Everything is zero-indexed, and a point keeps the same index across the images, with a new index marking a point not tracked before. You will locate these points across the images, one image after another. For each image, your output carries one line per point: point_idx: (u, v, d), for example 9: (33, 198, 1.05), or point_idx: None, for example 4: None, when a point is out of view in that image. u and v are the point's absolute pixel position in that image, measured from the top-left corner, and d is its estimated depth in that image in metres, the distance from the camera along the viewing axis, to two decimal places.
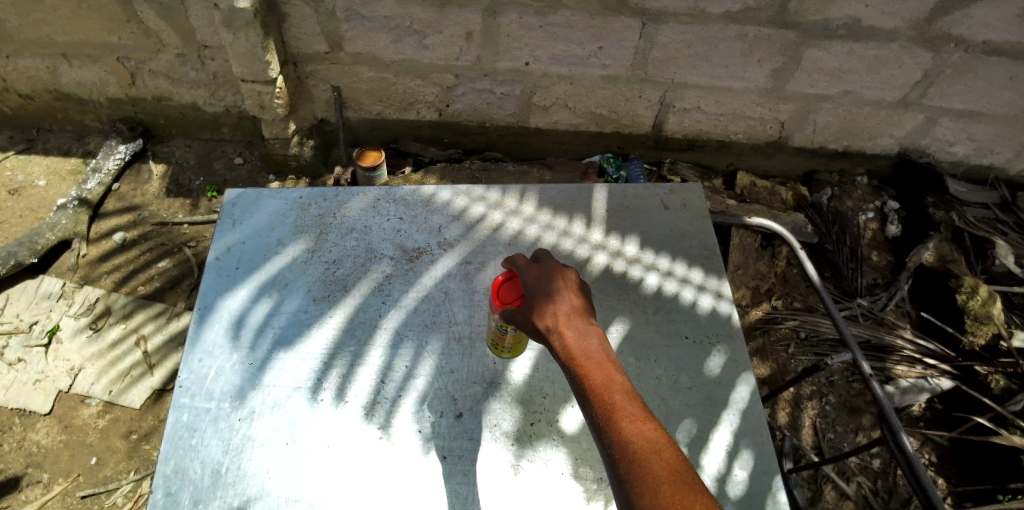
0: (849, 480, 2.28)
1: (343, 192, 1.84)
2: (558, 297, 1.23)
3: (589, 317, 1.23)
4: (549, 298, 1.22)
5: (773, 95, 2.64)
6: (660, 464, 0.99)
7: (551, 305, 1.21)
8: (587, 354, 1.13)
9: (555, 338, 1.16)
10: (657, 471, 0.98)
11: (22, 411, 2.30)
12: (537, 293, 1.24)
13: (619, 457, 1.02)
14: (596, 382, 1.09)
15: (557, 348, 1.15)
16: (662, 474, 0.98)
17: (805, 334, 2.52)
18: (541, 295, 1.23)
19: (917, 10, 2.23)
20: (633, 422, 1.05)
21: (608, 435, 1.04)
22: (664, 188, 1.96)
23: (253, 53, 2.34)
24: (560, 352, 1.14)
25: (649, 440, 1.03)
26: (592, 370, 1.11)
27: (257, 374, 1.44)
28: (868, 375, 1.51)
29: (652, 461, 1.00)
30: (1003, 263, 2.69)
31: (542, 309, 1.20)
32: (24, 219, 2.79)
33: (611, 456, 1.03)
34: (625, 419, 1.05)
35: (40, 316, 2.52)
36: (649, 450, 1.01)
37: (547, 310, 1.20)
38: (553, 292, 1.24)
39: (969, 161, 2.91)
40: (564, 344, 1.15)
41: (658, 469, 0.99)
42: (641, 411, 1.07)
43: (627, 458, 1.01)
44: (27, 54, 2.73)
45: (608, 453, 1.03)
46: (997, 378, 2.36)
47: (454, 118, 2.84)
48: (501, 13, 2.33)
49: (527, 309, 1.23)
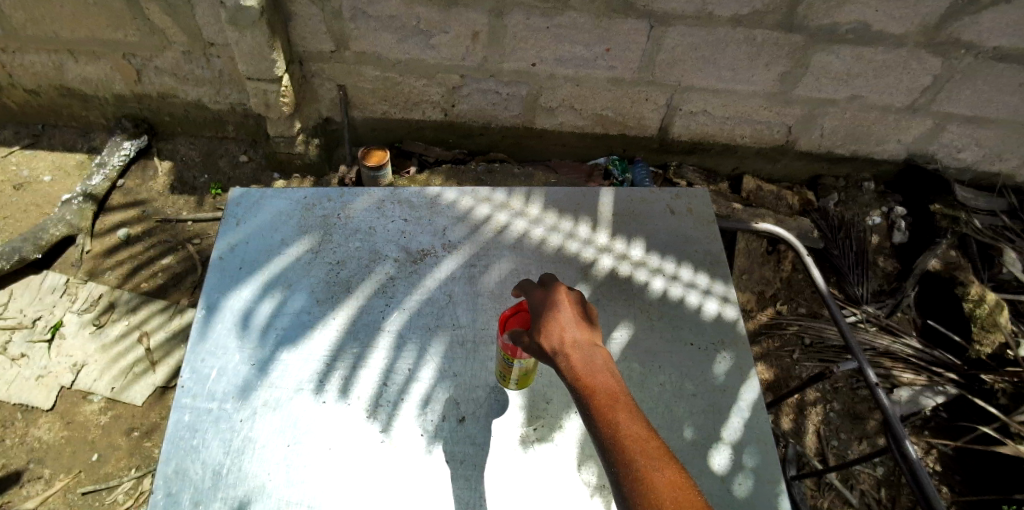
0: (852, 487, 2.26)
1: (347, 193, 1.84)
2: (562, 315, 1.23)
3: (594, 334, 1.23)
4: (552, 318, 1.23)
5: (779, 99, 2.62)
6: (663, 483, 0.99)
7: (554, 325, 1.21)
8: (592, 373, 1.14)
9: (560, 357, 1.16)
10: (660, 489, 0.99)
11: (25, 407, 2.31)
12: (541, 314, 1.24)
13: (624, 476, 1.02)
14: (601, 400, 1.10)
15: (562, 366, 1.15)
16: (665, 493, 0.98)
17: (809, 340, 2.51)
18: (545, 314, 1.24)
19: (927, 15, 2.22)
20: (637, 440, 1.05)
21: (612, 453, 1.04)
22: (670, 192, 1.95)
23: (258, 51, 2.34)
24: (564, 371, 1.14)
25: (653, 458, 1.03)
26: (595, 388, 1.11)
27: (259, 376, 1.44)
28: (873, 383, 1.50)
29: (655, 479, 1.00)
30: (1010, 271, 2.67)
31: (546, 329, 1.20)
32: (28, 215, 2.80)
33: (616, 475, 1.03)
34: (629, 437, 1.05)
35: (44, 312, 2.53)
36: (652, 468, 1.01)
37: (551, 330, 1.20)
38: (557, 310, 1.24)
39: (976, 167, 2.89)
40: (569, 363, 1.15)
41: (661, 488, 0.99)
42: (645, 430, 1.07)
43: (631, 476, 1.01)
44: (33, 50, 2.73)
45: (613, 472, 1.03)
46: (1003, 386, 2.34)
47: (459, 119, 2.83)
48: (507, 14, 2.32)
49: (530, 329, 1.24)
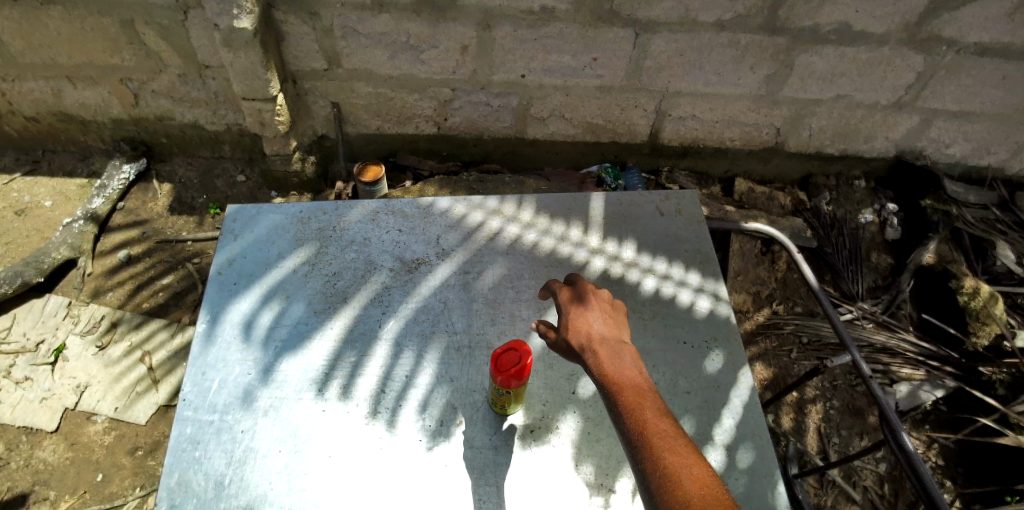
0: (855, 484, 2.26)
1: (341, 206, 1.87)
2: (594, 318, 1.30)
3: (621, 336, 1.28)
4: (584, 320, 1.30)
5: (766, 101, 2.66)
6: (691, 479, 1.00)
7: (586, 326, 1.28)
8: (620, 370, 1.18)
9: (588, 356, 1.22)
10: (687, 486, 1.00)
11: (29, 429, 2.32)
12: (573, 317, 1.31)
13: (651, 471, 1.03)
14: (629, 397, 1.13)
15: (591, 364, 1.20)
16: (693, 489, 0.99)
17: (807, 338, 2.54)
18: (577, 316, 1.31)
19: (906, 13, 2.26)
20: (664, 437, 1.07)
21: (638, 449, 1.06)
22: (659, 195, 1.98)
23: (253, 71, 2.39)
24: (593, 369, 1.19)
25: (680, 454, 1.04)
26: (623, 385, 1.15)
27: (261, 386, 1.46)
28: (867, 376, 1.52)
29: (683, 476, 1.01)
30: (1003, 263, 2.71)
31: (577, 328, 1.28)
32: (30, 239, 2.84)
33: (642, 470, 1.05)
34: (656, 434, 1.07)
35: (46, 335, 2.55)
36: (679, 464, 1.03)
37: (582, 330, 1.27)
38: (589, 313, 1.31)
39: (965, 161, 2.92)
40: (597, 361, 1.20)
41: (688, 485, 1.00)
42: (672, 427, 1.09)
43: (658, 471, 1.03)
44: (32, 77, 2.78)
45: (640, 468, 1.05)
46: (1001, 378, 2.37)
47: (452, 131, 2.87)
48: (495, 26, 2.37)
49: (562, 330, 1.31)
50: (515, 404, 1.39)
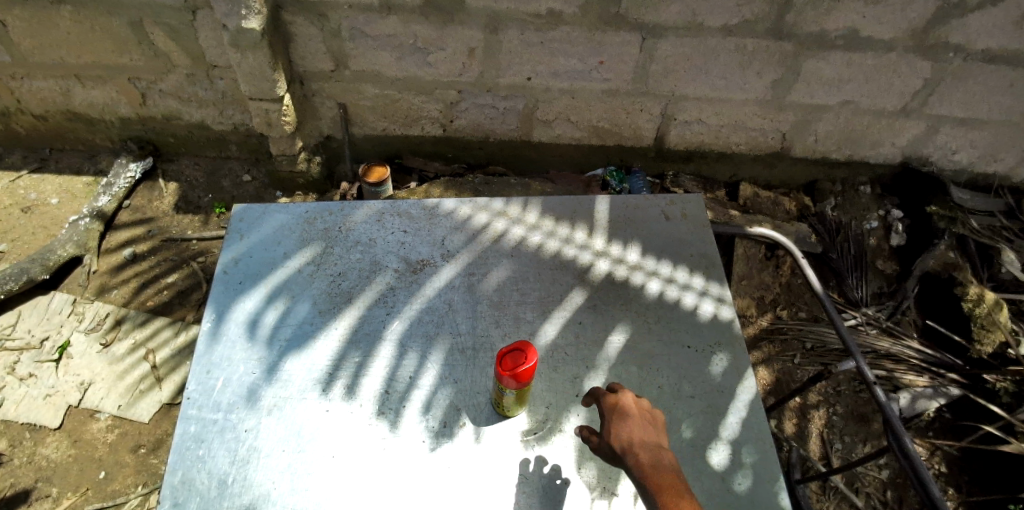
0: (858, 491, 2.25)
1: (347, 207, 1.87)
2: (632, 420, 1.30)
3: (661, 440, 1.28)
4: (622, 421, 1.30)
5: (773, 106, 2.66)
6: None
7: (625, 428, 1.28)
8: (662, 477, 1.17)
9: (630, 463, 1.22)
10: None
11: (32, 426, 2.33)
12: (611, 417, 1.31)
13: None
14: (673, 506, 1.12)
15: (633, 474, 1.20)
16: None
17: (811, 344, 2.53)
18: (614, 417, 1.31)
19: (914, 20, 2.26)
20: None
21: None
22: (664, 198, 1.98)
23: (260, 72, 2.40)
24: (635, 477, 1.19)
25: None
26: (666, 493, 1.15)
27: (265, 384, 1.46)
28: (872, 383, 1.52)
29: None
30: (1009, 270, 2.70)
31: (615, 432, 1.28)
32: (36, 236, 2.85)
33: None
34: None
35: (51, 332, 2.56)
36: None
37: (621, 434, 1.27)
38: (627, 414, 1.31)
39: (972, 168, 2.91)
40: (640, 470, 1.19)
41: None
42: None
43: None
44: (40, 76, 2.80)
45: None
46: (1005, 385, 2.36)
47: (458, 133, 2.87)
48: (502, 30, 2.38)
49: (601, 433, 1.31)
50: (518, 405, 1.39)
